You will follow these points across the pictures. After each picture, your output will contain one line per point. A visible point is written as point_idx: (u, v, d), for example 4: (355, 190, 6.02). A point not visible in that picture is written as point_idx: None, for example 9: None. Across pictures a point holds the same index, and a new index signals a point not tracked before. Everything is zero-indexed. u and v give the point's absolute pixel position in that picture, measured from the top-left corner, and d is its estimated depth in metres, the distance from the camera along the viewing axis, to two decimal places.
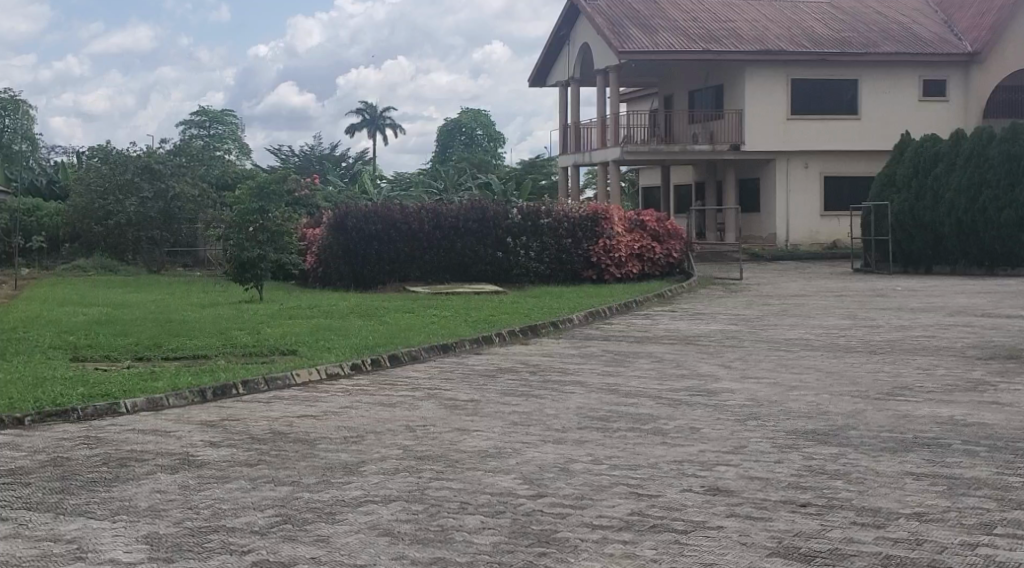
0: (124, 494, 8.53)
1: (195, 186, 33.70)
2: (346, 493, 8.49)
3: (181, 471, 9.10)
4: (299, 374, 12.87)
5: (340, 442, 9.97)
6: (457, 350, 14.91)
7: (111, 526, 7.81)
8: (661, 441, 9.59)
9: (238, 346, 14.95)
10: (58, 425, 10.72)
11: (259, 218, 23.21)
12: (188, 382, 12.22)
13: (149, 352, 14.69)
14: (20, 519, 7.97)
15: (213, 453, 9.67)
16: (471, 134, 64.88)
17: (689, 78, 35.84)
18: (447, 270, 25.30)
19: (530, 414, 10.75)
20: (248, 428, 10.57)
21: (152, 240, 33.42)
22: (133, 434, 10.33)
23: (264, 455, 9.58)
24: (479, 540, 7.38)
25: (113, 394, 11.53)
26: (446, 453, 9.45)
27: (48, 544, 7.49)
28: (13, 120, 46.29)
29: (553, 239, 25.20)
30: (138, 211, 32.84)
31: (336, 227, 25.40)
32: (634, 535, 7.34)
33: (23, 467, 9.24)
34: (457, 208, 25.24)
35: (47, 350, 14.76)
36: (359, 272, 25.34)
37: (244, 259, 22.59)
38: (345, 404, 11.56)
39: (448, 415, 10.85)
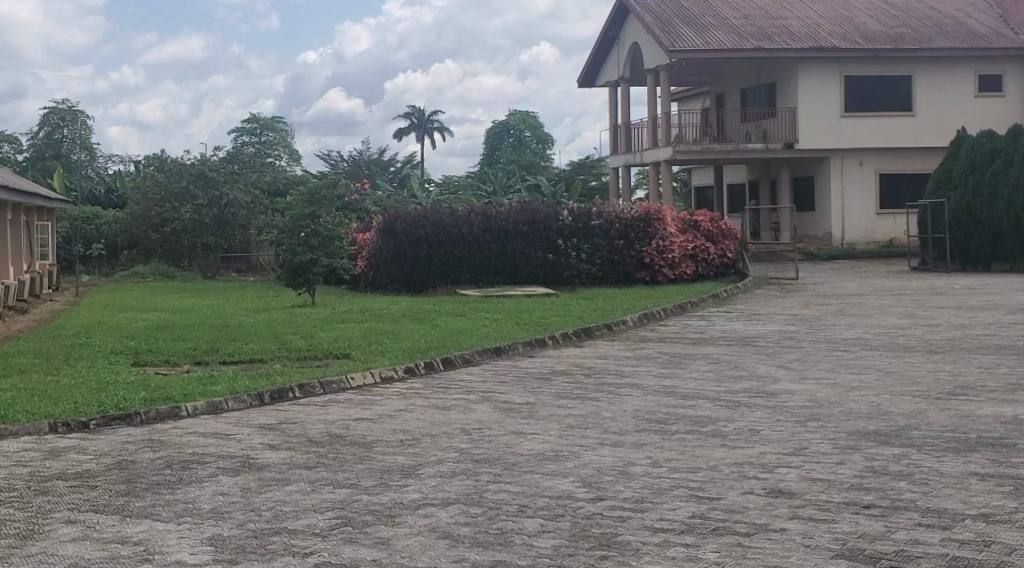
0: (188, 496, 8.60)
1: (248, 193, 34.04)
2: (404, 495, 8.51)
3: (242, 474, 9.16)
4: (353, 378, 12.91)
5: (397, 444, 10.01)
6: (510, 353, 14.90)
7: (176, 529, 7.88)
8: (721, 444, 9.52)
9: (293, 350, 15.05)
10: (121, 428, 10.83)
11: (311, 223, 23.33)
12: (245, 386, 12.31)
13: (207, 356, 14.84)
14: (88, 521, 8.05)
15: (273, 456, 9.72)
16: (519, 136, 64.60)
17: (741, 77, 35.61)
18: (498, 273, 25.33)
19: (587, 417, 10.72)
20: (305, 430, 10.63)
21: (208, 246, 33.73)
22: (194, 438, 10.41)
23: (322, 458, 9.63)
24: (540, 543, 7.36)
25: (174, 398, 11.63)
26: (503, 456, 9.44)
27: (115, 545, 7.57)
28: (71, 131, 47.07)
29: (605, 241, 25.07)
30: (193, 218, 33.21)
31: (386, 232, 25.54)
32: (696, 538, 7.29)
33: (89, 470, 9.34)
34: (507, 210, 25.32)
35: (108, 355, 14.94)
36: (411, 275, 25.47)
37: (297, 263, 22.72)
38: (400, 408, 11.57)
39: (503, 418, 10.86)
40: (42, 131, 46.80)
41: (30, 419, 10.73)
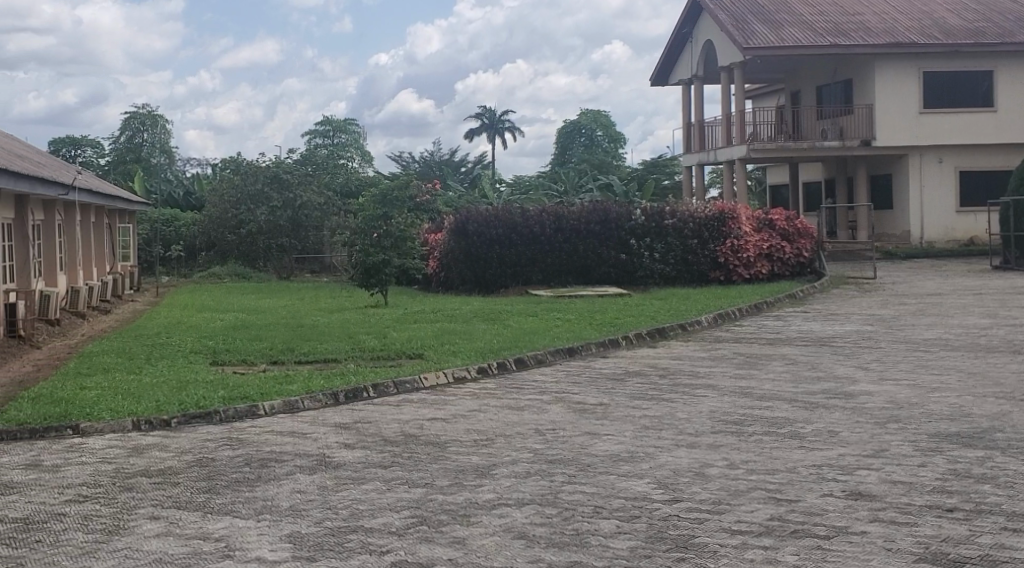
0: (267, 494, 8.70)
1: (322, 195, 34.39)
2: (479, 495, 8.52)
3: (319, 472, 9.24)
4: (426, 377, 12.96)
5: (471, 444, 10.03)
6: (584, 353, 14.87)
7: (256, 525, 7.99)
8: (799, 445, 9.41)
9: (367, 350, 15.15)
10: (202, 426, 10.98)
11: (384, 224, 23.47)
12: (321, 385, 12.42)
13: (284, 356, 15.00)
14: (171, 517, 8.18)
15: (349, 454, 9.80)
16: (590, 135, 62.32)
17: (817, 74, 35.17)
18: (570, 273, 25.31)
19: (662, 418, 10.65)
20: (380, 430, 10.69)
21: (282, 247, 34.09)
22: (272, 436, 10.53)
23: (397, 457, 9.67)
24: (616, 544, 7.33)
25: (251, 397, 11.77)
26: (578, 457, 9.42)
27: (197, 541, 7.70)
28: (151, 135, 47.84)
29: (678, 240, 24.87)
30: (268, 219, 33.64)
31: (458, 232, 25.68)
32: (775, 541, 7.22)
33: (172, 467, 9.48)
34: (580, 210, 25.28)
35: (188, 354, 15.17)
36: (483, 276, 25.52)
37: (370, 264, 22.89)
38: (473, 408, 11.59)
39: (577, 419, 10.83)
40: (123, 135, 47.65)
41: (114, 417, 10.92)
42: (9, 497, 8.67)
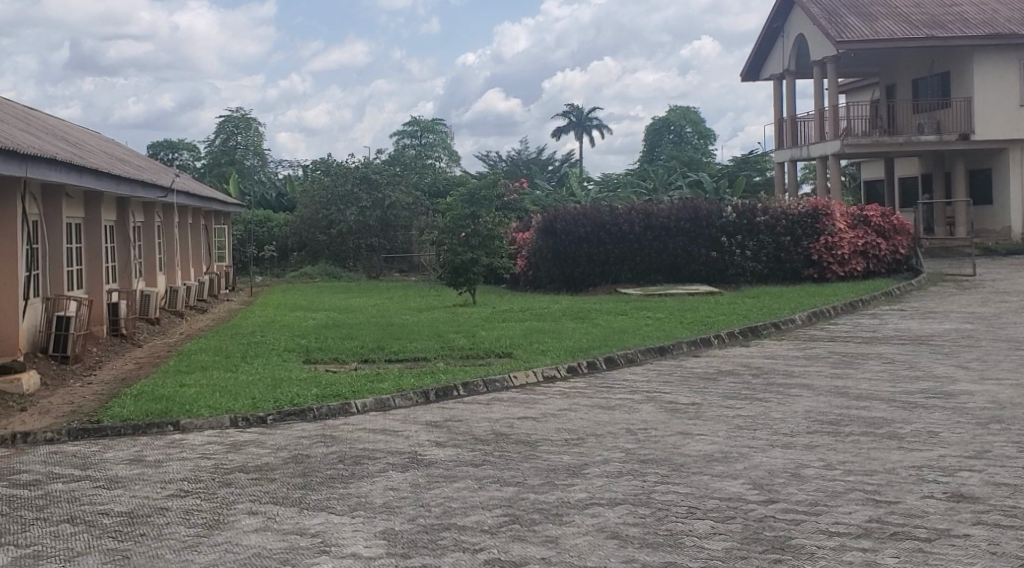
0: (360, 490, 8.78)
1: (410, 194, 34.63)
2: (571, 494, 8.50)
3: (412, 470, 9.30)
4: (516, 376, 12.97)
5: (562, 444, 10.00)
6: (674, 352, 14.77)
7: (351, 522, 8.08)
8: (898, 446, 9.23)
9: (456, 349, 15.19)
10: (297, 424, 11.12)
11: (472, 223, 23.55)
12: (411, 384, 12.49)
13: (375, 354, 15.12)
14: (269, 512, 8.31)
15: (440, 453, 9.84)
16: (680, 131, 58.71)
17: (913, 67, 34.47)
18: (660, 271, 25.15)
19: (756, 418, 10.53)
20: (471, 428, 10.72)
21: (372, 247, 34.43)
22: (365, 433, 10.62)
23: (488, 456, 9.69)
24: (711, 545, 7.27)
25: (344, 395, 11.90)
26: (671, 457, 9.35)
27: (294, 537, 7.83)
28: (245, 137, 48.49)
29: (771, 237, 24.56)
30: (358, 220, 34.03)
31: (546, 231, 25.80)
32: (873, 542, 7.10)
33: (268, 463, 9.62)
34: (670, 207, 25.08)
35: (282, 353, 15.36)
36: (571, 274, 25.62)
37: (458, 263, 22.98)
38: (564, 407, 11.58)
39: (669, 419, 10.73)
40: (218, 138, 48.46)
41: (212, 413, 11.11)
42: (113, 491, 8.87)
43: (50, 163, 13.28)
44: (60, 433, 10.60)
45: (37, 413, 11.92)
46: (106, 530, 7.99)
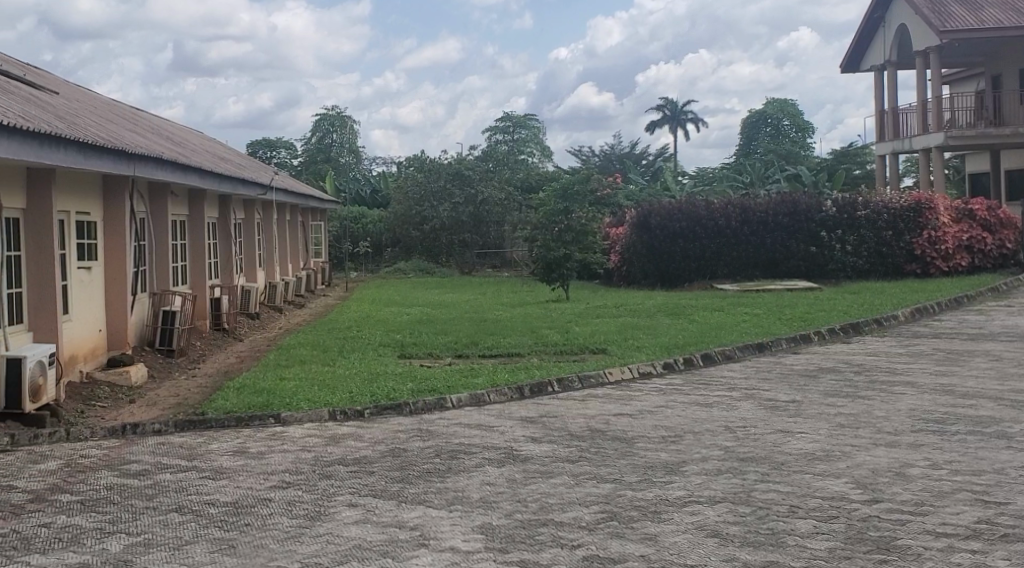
0: (457, 485, 8.83)
1: (503, 190, 34.65)
2: (670, 492, 8.44)
3: (508, 465, 9.32)
4: (611, 372, 12.93)
5: (659, 441, 9.93)
6: (773, 348, 14.58)
7: (448, 516, 8.13)
8: (1007, 445, 9.00)
9: (550, 344, 15.19)
10: (393, 417, 11.22)
11: (565, 219, 23.54)
12: (506, 379, 12.51)
13: (468, 349, 15.19)
14: (368, 505, 8.38)
15: (535, 448, 9.84)
16: (777, 125, 53.98)
17: (1020, 56, 33.49)
18: (758, 267, 24.96)
19: (858, 416, 10.34)
20: (566, 424, 10.70)
21: (464, 242, 34.60)
22: (460, 428, 10.68)
23: (584, 452, 9.67)
24: (814, 545, 7.20)
25: (439, 390, 11.97)
26: (771, 455, 9.22)
27: (393, 529, 7.90)
28: (340, 135, 49.02)
29: (872, 233, 24.11)
30: (451, 216, 34.20)
31: (640, 227, 25.41)
32: (983, 544, 7.02)
33: (366, 456, 9.72)
34: (767, 202, 24.79)
35: (378, 348, 15.52)
36: (666, 270, 25.19)
37: (550, 259, 22.90)
38: (660, 404, 11.50)
39: (769, 417, 10.58)
40: (315, 136, 49.08)
41: (312, 407, 11.27)
42: (218, 481, 9.04)
43: (156, 162, 13.58)
44: (167, 424, 10.76)
45: (145, 405, 12.20)
46: (212, 520, 8.14)
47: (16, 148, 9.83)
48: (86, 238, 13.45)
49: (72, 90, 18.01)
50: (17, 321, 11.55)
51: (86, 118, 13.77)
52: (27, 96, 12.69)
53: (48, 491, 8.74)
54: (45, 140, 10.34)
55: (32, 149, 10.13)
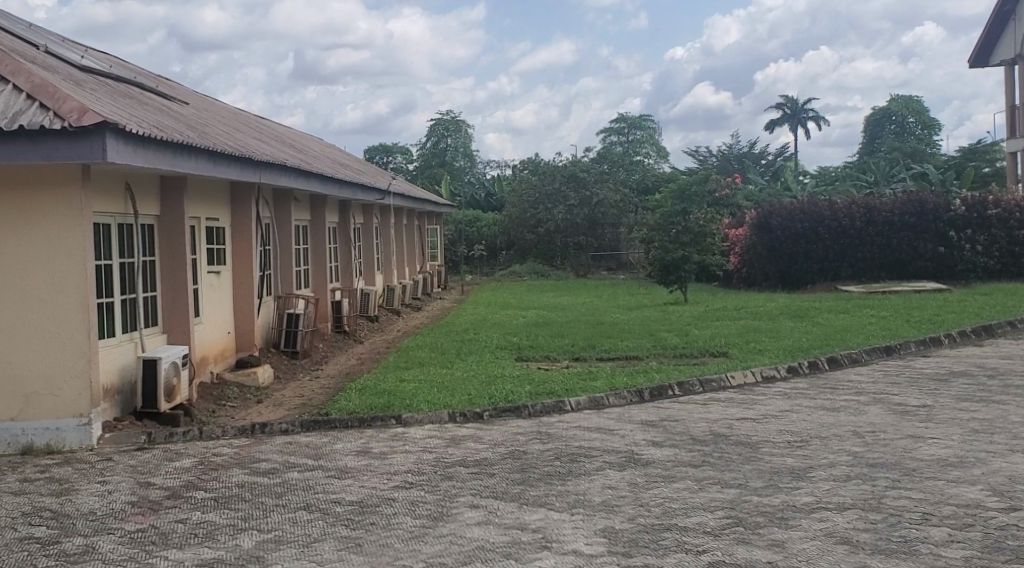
0: (579, 488, 8.80)
1: (618, 191, 34.44)
2: (797, 498, 8.30)
3: (629, 469, 9.27)
4: (734, 375, 12.77)
5: (785, 446, 9.78)
6: (901, 351, 14.26)
7: (571, 518, 8.13)
8: None
9: (669, 347, 15.12)
10: (512, 420, 11.25)
11: (682, 220, 23.28)
12: (626, 383, 12.46)
13: (586, 352, 15.19)
14: (490, 507, 8.42)
15: (657, 453, 9.77)
16: (902, 122, 52.63)
17: None
18: (883, 268, 24.43)
19: (992, 422, 10.04)
20: (689, 429, 10.60)
21: (579, 245, 34.50)
22: (580, 431, 10.66)
23: (707, 457, 9.57)
24: (948, 554, 7.20)
25: (558, 393, 11.98)
26: (902, 461, 9.02)
27: (516, 531, 7.93)
28: (454, 139, 49.27)
29: (1004, 232, 23.43)
30: (566, 218, 34.18)
31: (760, 227, 25.23)
32: None
33: (486, 458, 9.78)
34: (892, 202, 24.22)
35: (495, 350, 15.60)
36: (787, 272, 24.95)
37: (668, 261, 22.70)
38: (785, 408, 11.32)
39: (899, 422, 10.35)
40: (429, 141, 49.62)
41: (432, 408, 11.38)
42: (344, 480, 9.18)
43: (281, 169, 13.87)
44: (294, 424, 10.95)
45: (272, 405, 12.46)
46: (339, 518, 8.28)
47: (153, 157, 10.14)
48: (215, 243, 13.81)
49: (199, 99, 18.51)
50: (152, 324, 11.91)
51: (215, 127, 14.15)
52: (159, 107, 13.09)
53: (183, 488, 8.99)
54: (178, 149, 10.65)
55: (167, 159, 10.44)
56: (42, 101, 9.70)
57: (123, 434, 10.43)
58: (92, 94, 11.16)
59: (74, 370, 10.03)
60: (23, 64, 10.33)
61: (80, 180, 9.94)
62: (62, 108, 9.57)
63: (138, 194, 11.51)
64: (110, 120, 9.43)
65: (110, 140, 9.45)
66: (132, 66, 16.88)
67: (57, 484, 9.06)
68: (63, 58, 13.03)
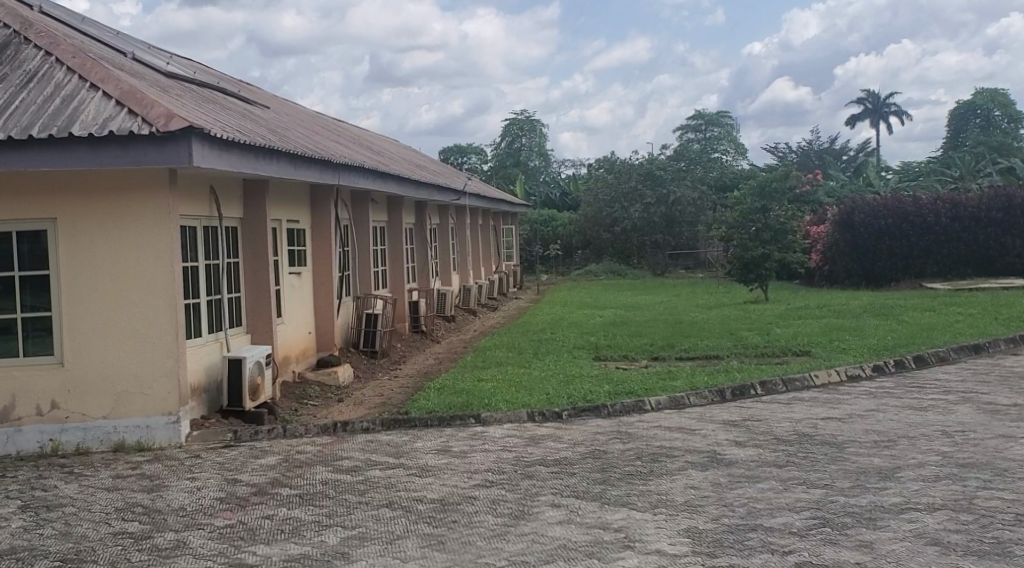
0: (661, 488, 8.76)
1: (695, 189, 34.09)
2: (885, 499, 8.18)
3: (712, 469, 9.20)
4: (817, 375, 12.59)
5: (871, 446, 9.64)
6: (990, 350, 13.98)
7: (653, 518, 8.09)
8: None
9: (750, 347, 14.95)
10: (592, 419, 11.22)
11: (762, 218, 23.05)
12: (706, 382, 12.36)
13: (664, 352, 15.10)
14: (572, 506, 8.42)
15: (740, 453, 9.68)
16: (988, 115, 51.51)
17: None
18: (969, 265, 24.06)
19: None
20: (772, 429, 10.49)
21: (656, 244, 34.30)
22: (661, 431, 10.60)
23: (792, 457, 9.46)
24: None
25: (637, 393, 11.92)
26: (993, 461, 8.86)
27: (598, 530, 7.91)
28: (529, 139, 49.35)
29: None
30: (643, 217, 34.01)
31: (843, 224, 24.82)
32: None
33: (567, 457, 9.76)
34: (979, 197, 24.01)
35: (573, 350, 15.56)
36: (871, 269, 24.48)
37: (748, 259, 22.53)
38: (871, 407, 11.16)
39: (989, 421, 10.14)
40: (504, 141, 49.69)
41: (510, 408, 11.39)
42: (425, 479, 9.22)
43: (359, 171, 14.01)
44: (374, 423, 11.02)
45: (353, 404, 12.58)
46: (422, 516, 8.33)
47: (237, 160, 10.29)
48: (296, 245, 13.97)
49: (279, 103, 18.75)
50: (237, 324, 12.09)
51: (294, 130, 14.32)
52: (242, 111, 13.28)
53: (269, 485, 9.10)
54: (261, 152, 10.79)
55: (250, 162, 10.59)
56: (131, 107, 9.90)
57: (210, 432, 10.58)
58: (178, 99, 11.36)
59: (162, 369, 10.22)
60: (112, 73, 10.54)
61: (167, 183, 10.14)
62: (149, 114, 9.76)
63: (222, 197, 11.69)
64: (196, 125, 9.59)
65: (196, 144, 9.61)
66: (215, 73, 17.16)
67: (147, 480, 9.23)
68: (150, 65, 13.28)
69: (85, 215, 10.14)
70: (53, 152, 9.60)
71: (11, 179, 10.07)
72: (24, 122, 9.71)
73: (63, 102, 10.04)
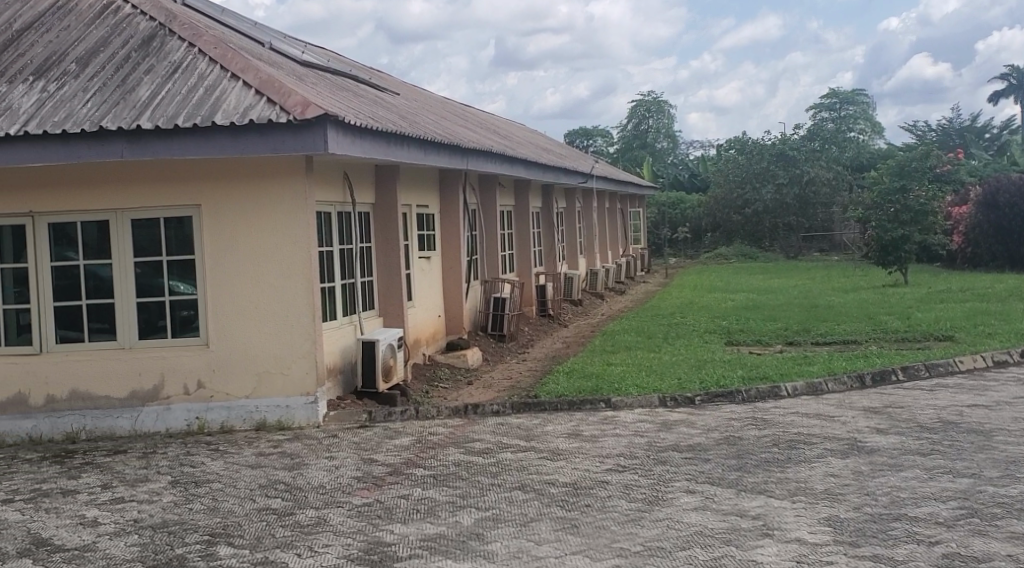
0: (799, 475, 8.60)
1: (830, 170, 33.41)
2: None
3: (852, 457, 9.01)
4: (961, 361, 12.20)
5: (1021, 434, 9.31)
6: None
7: (792, 506, 7.95)
8: None
9: (890, 331, 14.58)
10: (725, 405, 11.06)
11: (902, 198, 22.44)
12: (844, 368, 12.10)
13: (799, 336, 14.83)
14: (707, 492, 8.33)
15: (882, 440, 9.46)
16: None
17: None
18: None
19: None
20: (915, 416, 10.21)
21: (789, 225, 33.70)
22: (798, 417, 10.41)
23: (937, 445, 9.19)
24: None
25: (772, 378, 11.73)
26: None
27: (735, 517, 7.81)
28: (657, 120, 48.94)
29: None
30: (775, 198, 33.48)
31: (986, 203, 24.17)
32: None
33: (701, 443, 9.66)
34: None
35: (703, 334, 15.38)
36: (1016, 251, 23.64)
37: (888, 241, 21.96)
38: (1019, 394, 10.79)
39: None
40: (631, 122, 49.37)
41: (642, 393, 11.30)
42: (557, 462, 9.23)
43: (487, 155, 14.08)
44: (504, 406, 11.03)
45: (482, 387, 12.65)
46: (554, 499, 8.34)
47: (371, 147, 10.43)
48: (426, 230, 14.12)
49: (409, 90, 18.92)
50: (370, 308, 12.27)
51: (424, 116, 14.44)
52: (373, 98, 13.44)
53: (404, 465, 9.21)
54: (393, 139, 10.92)
55: (382, 149, 10.72)
56: (269, 96, 10.10)
57: (346, 412, 10.76)
58: (312, 86, 11.55)
59: (300, 352, 10.45)
60: (251, 62, 10.76)
61: (303, 170, 10.34)
62: (287, 102, 9.95)
63: (355, 183, 11.86)
64: (331, 113, 9.74)
65: (331, 132, 9.75)
66: (347, 60, 17.40)
67: (289, 459, 9.43)
68: (284, 54, 13.51)
69: (225, 203, 10.38)
70: (198, 142, 9.81)
71: (157, 166, 10.34)
72: (170, 112, 9.95)
73: (206, 92, 10.28)
